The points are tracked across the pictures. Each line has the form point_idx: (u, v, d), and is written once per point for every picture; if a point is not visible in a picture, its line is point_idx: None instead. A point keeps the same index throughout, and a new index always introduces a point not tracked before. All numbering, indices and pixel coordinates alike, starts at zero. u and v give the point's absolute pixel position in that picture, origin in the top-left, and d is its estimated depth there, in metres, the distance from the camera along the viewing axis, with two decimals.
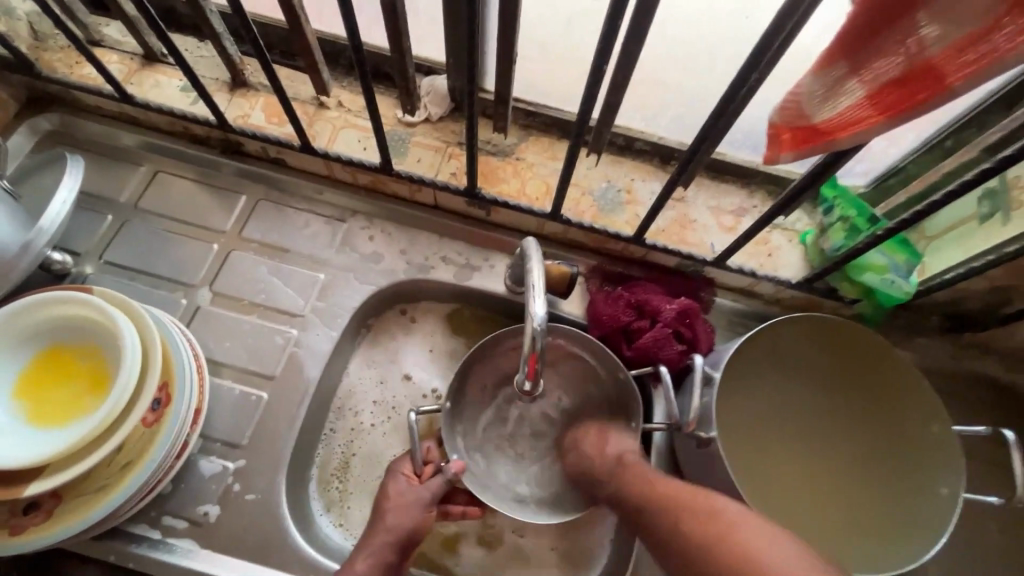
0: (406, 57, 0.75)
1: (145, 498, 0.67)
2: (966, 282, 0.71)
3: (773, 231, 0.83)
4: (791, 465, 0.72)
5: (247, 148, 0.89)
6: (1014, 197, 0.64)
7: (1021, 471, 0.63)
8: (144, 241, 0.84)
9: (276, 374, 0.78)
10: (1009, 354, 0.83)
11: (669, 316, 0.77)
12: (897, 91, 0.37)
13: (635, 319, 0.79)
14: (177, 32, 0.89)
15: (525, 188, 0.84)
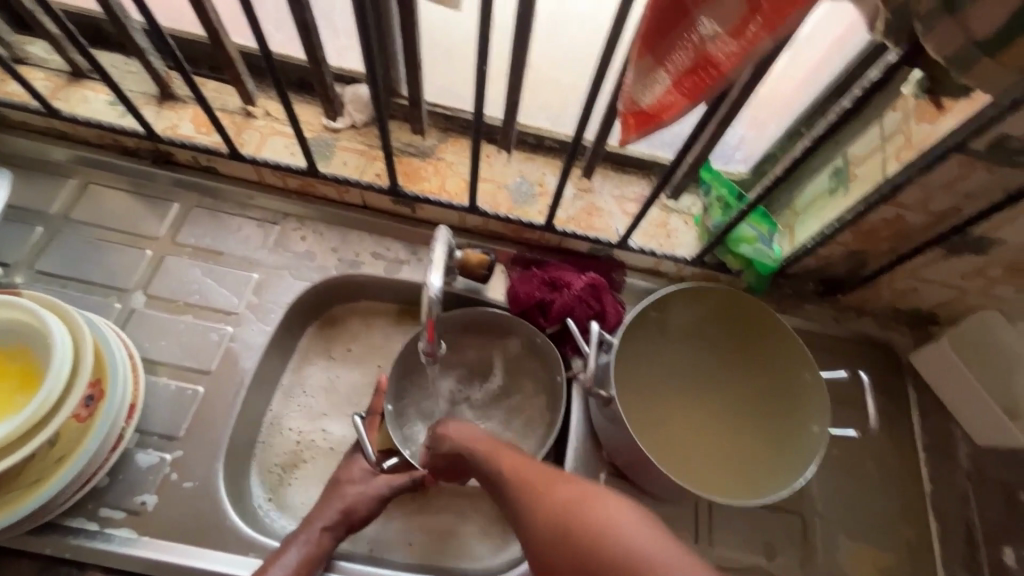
0: (322, 67, 0.81)
1: (81, 491, 0.70)
2: (827, 248, 0.82)
3: (671, 215, 0.93)
4: (691, 419, 0.82)
5: (177, 157, 0.93)
6: (852, 171, 0.74)
7: (874, 407, 0.73)
8: (75, 250, 0.87)
9: (212, 369, 0.82)
10: (878, 313, 0.95)
11: (579, 287, 0.86)
12: (694, 74, 0.45)
13: (549, 292, 0.87)
14: (104, 48, 0.93)
15: (445, 185, 0.92)
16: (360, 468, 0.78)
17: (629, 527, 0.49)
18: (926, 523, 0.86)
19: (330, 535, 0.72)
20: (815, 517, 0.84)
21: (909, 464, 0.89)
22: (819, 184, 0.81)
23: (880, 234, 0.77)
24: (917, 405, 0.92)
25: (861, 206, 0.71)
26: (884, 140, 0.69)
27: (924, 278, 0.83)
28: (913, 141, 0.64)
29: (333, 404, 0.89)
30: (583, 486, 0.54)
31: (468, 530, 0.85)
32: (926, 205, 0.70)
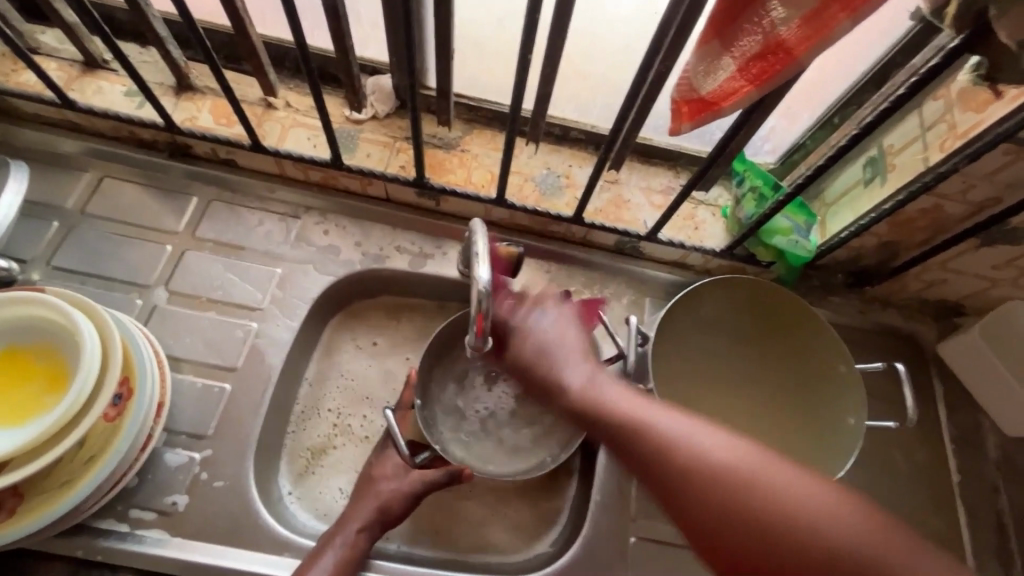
0: (349, 56, 0.79)
1: (111, 492, 0.68)
2: (860, 239, 0.81)
3: (698, 208, 0.92)
4: (725, 414, 0.81)
5: (196, 149, 0.90)
6: (889, 161, 0.73)
7: (911, 398, 0.74)
8: (94, 245, 0.85)
9: (239, 366, 0.80)
10: (904, 305, 0.95)
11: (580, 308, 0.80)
12: (762, 59, 0.44)
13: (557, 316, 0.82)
14: (118, 37, 0.90)
15: (471, 177, 0.90)
16: (392, 465, 0.76)
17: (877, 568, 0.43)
18: (956, 513, 0.86)
19: (367, 535, 0.71)
20: None
21: (937, 455, 0.89)
22: (852, 174, 0.80)
23: (915, 225, 0.76)
24: (943, 396, 0.93)
25: (900, 196, 0.71)
26: (925, 129, 0.68)
27: (955, 269, 0.83)
28: (959, 130, 0.63)
29: (359, 401, 0.88)
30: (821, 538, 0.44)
31: (499, 526, 0.84)
32: (965, 195, 0.70)
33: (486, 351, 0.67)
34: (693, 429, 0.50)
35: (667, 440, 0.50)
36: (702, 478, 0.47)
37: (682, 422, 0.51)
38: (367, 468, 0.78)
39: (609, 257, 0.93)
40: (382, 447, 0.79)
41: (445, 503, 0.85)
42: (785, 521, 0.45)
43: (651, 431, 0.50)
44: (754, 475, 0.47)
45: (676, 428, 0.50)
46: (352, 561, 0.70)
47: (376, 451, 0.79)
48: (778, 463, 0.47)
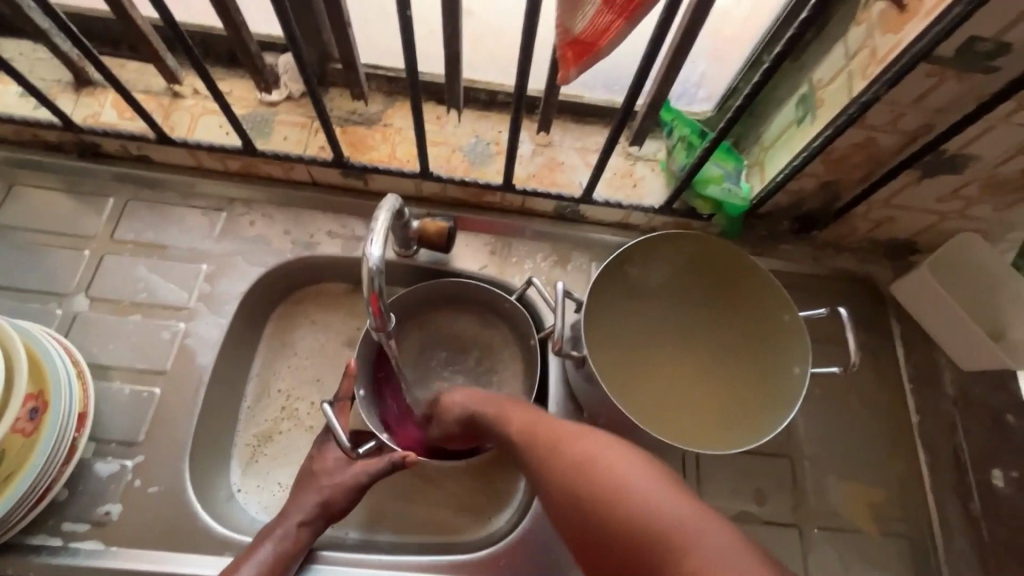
0: (242, 33, 0.74)
1: (37, 506, 0.67)
2: (799, 182, 0.78)
3: (635, 163, 0.89)
4: (667, 374, 0.79)
5: (105, 148, 0.86)
6: (818, 97, 0.70)
7: (853, 341, 0.71)
8: (6, 258, 0.81)
9: (167, 368, 0.78)
10: (857, 247, 0.93)
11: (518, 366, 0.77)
12: None
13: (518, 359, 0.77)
14: (8, 37, 0.86)
15: (395, 152, 0.86)
16: (333, 458, 0.75)
17: (642, 491, 0.48)
18: (916, 452, 0.85)
19: (310, 529, 0.70)
20: (803, 458, 0.84)
21: (896, 396, 0.88)
22: (785, 116, 0.77)
23: (852, 162, 0.73)
24: (901, 336, 0.91)
25: (827, 131, 0.67)
26: (849, 58, 0.64)
27: (900, 205, 0.80)
28: (879, 54, 0.60)
29: (303, 393, 0.86)
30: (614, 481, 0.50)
31: (456, 506, 0.83)
32: (896, 124, 0.66)
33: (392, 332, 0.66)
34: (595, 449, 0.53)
35: (556, 442, 0.56)
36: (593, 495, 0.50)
37: (598, 451, 0.53)
38: (309, 462, 0.76)
39: (549, 224, 0.90)
40: (323, 442, 0.77)
41: (401, 489, 0.84)
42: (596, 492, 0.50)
43: (562, 459, 0.54)
44: (612, 490, 0.49)
45: (566, 448, 0.55)
46: (294, 555, 0.68)
47: (317, 444, 0.77)
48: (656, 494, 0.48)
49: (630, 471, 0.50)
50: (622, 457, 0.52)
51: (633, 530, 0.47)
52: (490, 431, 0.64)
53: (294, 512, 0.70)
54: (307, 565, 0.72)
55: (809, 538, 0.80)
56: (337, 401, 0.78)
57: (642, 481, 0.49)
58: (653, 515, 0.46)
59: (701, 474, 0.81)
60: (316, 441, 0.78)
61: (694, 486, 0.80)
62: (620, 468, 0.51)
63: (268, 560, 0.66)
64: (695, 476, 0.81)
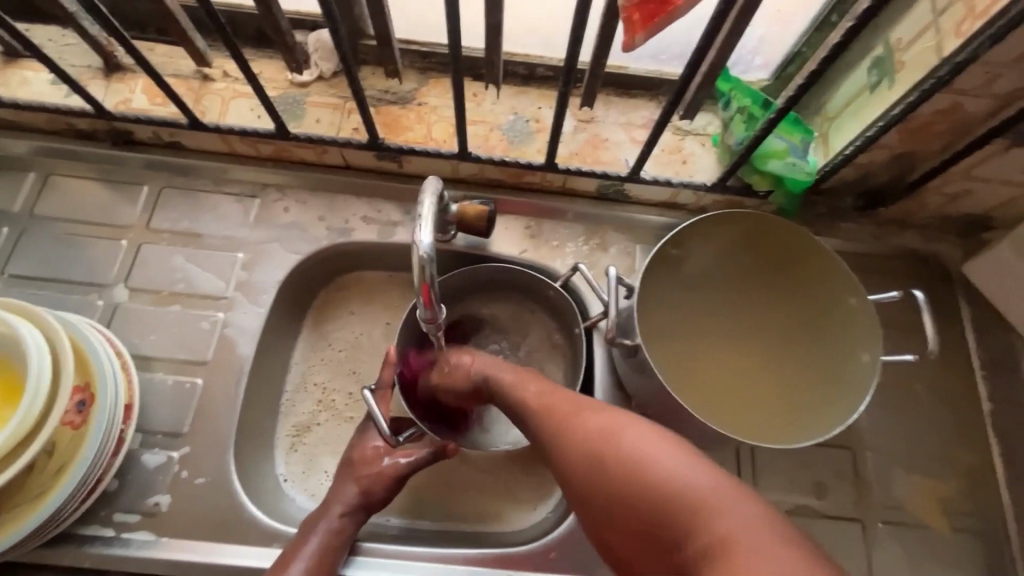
0: (273, 9, 0.71)
1: (89, 499, 0.67)
2: (869, 155, 0.72)
3: (685, 138, 0.84)
4: (727, 361, 0.75)
5: (137, 135, 0.85)
6: (897, 59, 0.63)
7: (931, 327, 0.66)
8: (47, 249, 0.81)
9: (209, 359, 0.77)
10: (924, 224, 0.87)
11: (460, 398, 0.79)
12: None
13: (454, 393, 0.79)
14: (37, 22, 0.84)
15: (431, 133, 0.82)
16: (373, 446, 0.74)
17: (655, 457, 0.45)
18: (988, 442, 0.80)
19: (353, 519, 0.69)
20: (864, 449, 0.80)
21: (966, 382, 0.83)
22: (855, 82, 0.70)
23: (932, 131, 0.66)
24: (972, 319, 0.85)
25: (910, 97, 0.61)
26: (938, 15, 0.58)
27: (980, 177, 0.73)
28: (978, 8, 0.53)
29: (345, 382, 0.85)
30: (608, 437, 0.48)
31: (500, 495, 0.81)
32: (989, 87, 0.59)
33: (442, 323, 0.63)
34: (610, 421, 0.50)
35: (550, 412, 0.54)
36: (640, 504, 0.44)
37: (603, 418, 0.50)
38: (348, 451, 0.75)
39: (592, 205, 0.86)
40: (364, 430, 0.76)
41: (445, 479, 0.82)
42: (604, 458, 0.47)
43: (568, 436, 0.51)
44: (617, 456, 0.47)
45: (559, 416, 0.53)
46: (337, 546, 0.67)
47: (358, 432, 0.76)
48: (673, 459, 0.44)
49: (641, 433, 0.47)
50: (633, 421, 0.49)
51: (653, 501, 0.43)
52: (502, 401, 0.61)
53: (338, 501, 0.69)
54: (349, 558, 0.71)
55: (873, 532, 0.76)
56: (377, 388, 0.76)
57: (655, 445, 0.46)
58: (674, 485, 0.43)
59: (758, 465, 0.77)
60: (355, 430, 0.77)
61: (750, 479, 0.77)
62: (621, 436, 0.48)
63: (313, 551, 0.66)
64: (751, 467, 0.77)
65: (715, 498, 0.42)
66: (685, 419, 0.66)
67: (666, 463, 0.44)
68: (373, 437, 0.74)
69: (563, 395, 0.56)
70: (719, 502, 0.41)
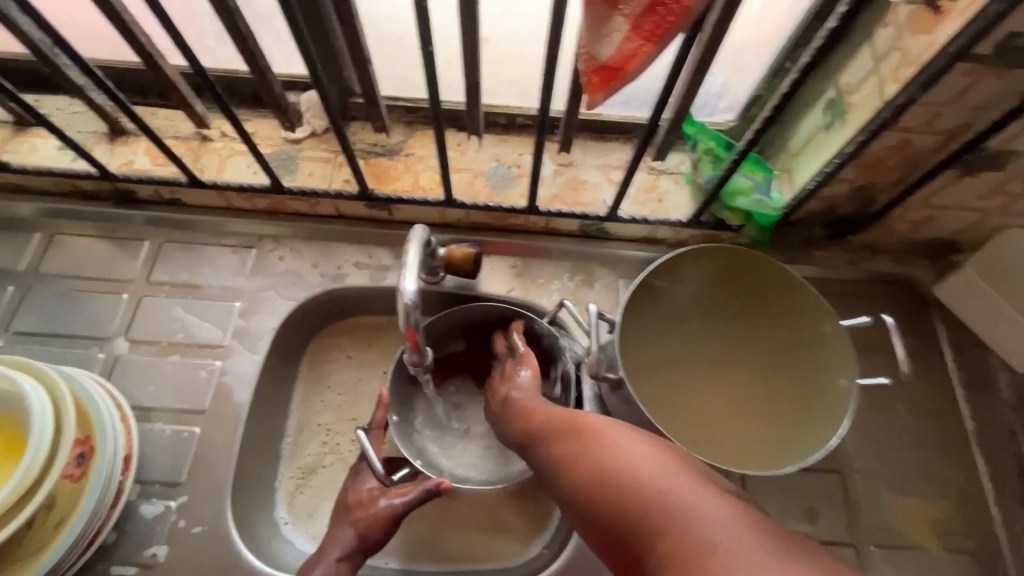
0: (267, 76, 0.76)
1: (87, 551, 0.67)
2: (831, 188, 0.76)
3: (659, 177, 0.88)
4: (709, 389, 0.78)
5: (140, 193, 0.89)
6: (847, 101, 0.68)
7: (902, 350, 0.69)
8: (51, 306, 0.84)
9: (207, 408, 0.79)
10: (894, 250, 0.91)
11: None
12: (652, 14, 0.42)
13: None
14: (46, 93, 0.89)
15: (419, 181, 0.87)
16: (368, 488, 0.75)
17: (641, 462, 0.48)
18: (973, 460, 0.82)
19: (350, 563, 0.70)
20: (853, 472, 0.81)
21: (946, 402, 0.85)
22: (812, 121, 0.75)
23: (886, 165, 0.71)
24: (948, 339, 0.88)
25: (860, 136, 0.65)
26: (878, 61, 0.63)
27: (939, 204, 0.78)
28: (911, 56, 0.58)
29: (341, 425, 0.87)
30: (599, 430, 0.53)
31: (496, 531, 0.82)
32: (932, 125, 0.64)
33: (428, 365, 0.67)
34: (613, 439, 0.51)
35: (558, 428, 0.58)
36: (618, 504, 0.46)
37: (616, 436, 0.51)
38: (343, 494, 0.76)
39: (575, 243, 0.90)
40: (358, 471, 0.77)
41: (443, 518, 0.82)
42: (604, 470, 0.49)
43: (567, 450, 0.54)
44: (616, 468, 0.48)
45: (569, 437, 0.55)
46: None
47: (352, 474, 0.77)
48: (669, 474, 0.46)
49: (639, 452, 0.49)
50: (634, 441, 0.50)
51: (629, 497, 0.46)
52: (519, 431, 0.65)
53: (335, 544, 0.71)
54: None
55: (866, 556, 0.76)
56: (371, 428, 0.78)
57: (646, 458, 0.48)
58: (648, 482, 0.46)
59: (749, 493, 0.78)
60: (351, 472, 0.78)
61: None
62: (625, 455, 0.49)
63: None
64: (742, 494, 0.78)
65: (689, 499, 0.43)
66: None
67: (650, 472, 0.47)
68: (370, 476, 0.76)
69: (569, 416, 0.59)
70: (692, 500, 0.43)
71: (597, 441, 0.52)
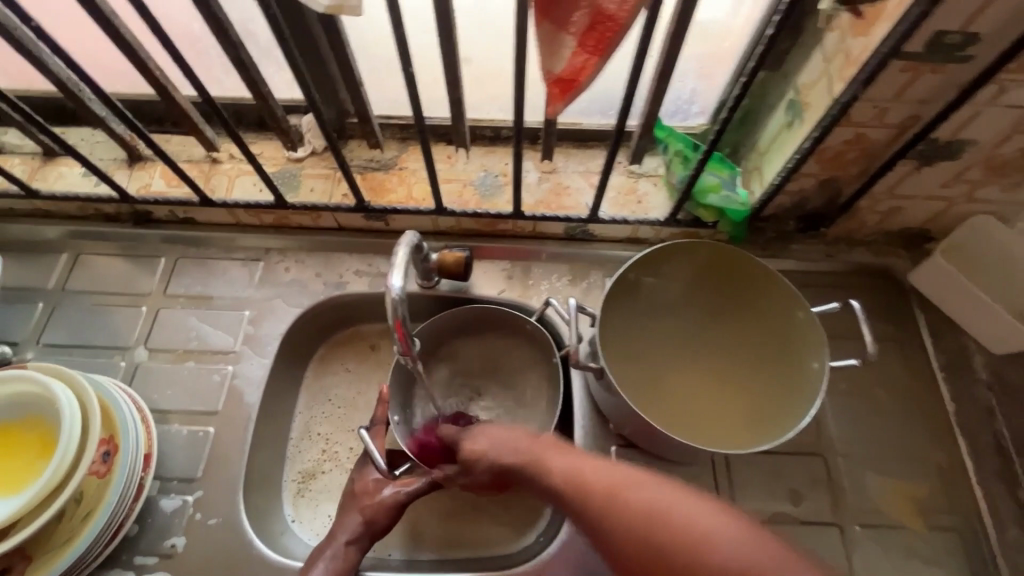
0: (270, 101, 0.83)
1: (113, 542, 0.73)
2: (798, 183, 0.80)
3: (638, 180, 0.93)
4: (688, 375, 0.82)
5: (156, 214, 0.96)
6: (804, 101, 0.73)
7: (870, 332, 0.72)
8: (77, 319, 0.91)
9: (220, 409, 0.85)
10: (870, 241, 0.94)
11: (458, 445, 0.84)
12: (594, 30, 0.47)
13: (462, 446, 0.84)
14: (70, 125, 0.97)
15: (412, 192, 0.93)
16: (373, 479, 0.79)
17: (704, 521, 0.48)
18: (955, 440, 0.84)
19: (357, 547, 0.75)
20: (836, 455, 0.83)
21: (927, 385, 0.88)
22: (776, 121, 0.80)
23: (847, 159, 0.75)
24: (926, 325, 0.91)
25: (816, 132, 0.70)
26: (828, 63, 0.67)
27: (904, 194, 0.81)
28: (853, 56, 0.62)
29: (346, 424, 0.92)
30: (646, 486, 0.52)
31: (494, 520, 0.86)
32: (883, 119, 0.68)
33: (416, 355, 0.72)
34: (666, 499, 0.50)
35: (590, 482, 0.54)
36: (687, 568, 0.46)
37: (667, 494, 0.51)
38: (350, 484, 0.81)
39: (562, 245, 0.95)
40: (363, 464, 0.81)
41: (442, 509, 0.87)
42: (668, 533, 0.48)
43: (608, 508, 0.52)
44: (679, 528, 0.48)
45: (606, 493, 0.53)
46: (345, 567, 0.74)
47: (358, 467, 0.82)
48: (729, 534, 0.47)
49: (700, 515, 0.48)
50: (692, 502, 0.50)
51: (699, 561, 0.46)
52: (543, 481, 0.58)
53: (342, 527, 0.76)
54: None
55: (851, 535, 0.79)
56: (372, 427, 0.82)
57: (707, 515, 0.48)
58: (718, 541, 0.46)
59: (734, 477, 0.81)
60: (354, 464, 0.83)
61: (728, 490, 0.81)
62: (683, 513, 0.49)
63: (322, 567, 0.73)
64: (728, 477, 0.82)
65: (763, 555, 0.45)
66: (653, 433, 0.72)
67: (715, 534, 0.47)
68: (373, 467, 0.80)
69: (598, 468, 0.56)
70: (764, 559, 0.45)
71: (648, 500, 0.51)
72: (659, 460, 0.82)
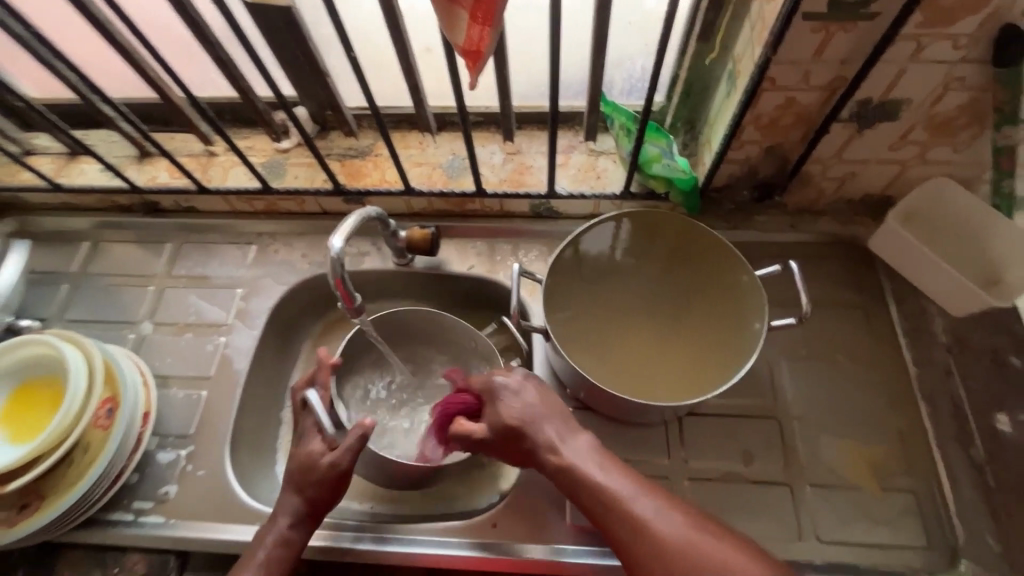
0: (251, 96, 0.91)
1: (114, 488, 0.82)
2: (742, 151, 0.82)
3: (598, 157, 0.98)
4: (632, 335, 0.87)
5: (163, 204, 1.07)
6: (737, 69, 0.75)
7: (806, 291, 0.73)
8: (95, 298, 1.02)
9: (212, 374, 0.94)
10: (833, 209, 0.95)
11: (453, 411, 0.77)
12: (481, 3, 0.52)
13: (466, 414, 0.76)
14: (91, 128, 1.10)
15: (385, 176, 1.00)
16: (312, 449, 0.76)
17: (719, 557, 0.56)
18: (915, 404, 0.84)
19: (298, 531, 0.73)
20: (790, 417, 0.85)
21: (890, 350, 0.88)
22: (721, 92, 0.82)
23: (784, 124, 0.77)
24: (891, 291, 0.91)
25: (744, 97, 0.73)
26: (752, 30, 0.70)
27: (853, 159, 0.82)
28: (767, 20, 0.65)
29: None
30: (675, 518, 0.59)
31: (458, 479, 0.91)
32: (809, 81, 0.70)
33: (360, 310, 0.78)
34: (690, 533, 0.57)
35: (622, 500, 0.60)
36: None
37: (687, 529, 0.58)
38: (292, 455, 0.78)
39: (527, 222, 1.00)
40: (303, 436, 0.78)
41: None
42: (690, 561, 0.55)
43: (638, 525, 0.59)
44: (698, 560, 0.55)
45: (635, 513, 0.59)
46: (286, 553, 0.72)
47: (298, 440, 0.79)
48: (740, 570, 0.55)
49: (717, 550, 0.56)
50: (712, 539, 0.57)
51: None
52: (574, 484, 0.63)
53: (284, 512, 0.73)
54: (385, 535, 0.80)
55: (802, 496, 0.79)
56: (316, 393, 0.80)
57: (726, 554, 0.56)
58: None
59: (686, 438, 0.84)
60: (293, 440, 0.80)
61: (679, 450, 0.83)
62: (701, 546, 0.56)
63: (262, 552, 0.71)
64: (679, 437, 0.84)
65: None
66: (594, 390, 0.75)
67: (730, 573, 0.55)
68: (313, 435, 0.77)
69: (629, 487, 0.62)
70: None
71: (673, 529, 0.58)
72: (613, 422, 0.85)
